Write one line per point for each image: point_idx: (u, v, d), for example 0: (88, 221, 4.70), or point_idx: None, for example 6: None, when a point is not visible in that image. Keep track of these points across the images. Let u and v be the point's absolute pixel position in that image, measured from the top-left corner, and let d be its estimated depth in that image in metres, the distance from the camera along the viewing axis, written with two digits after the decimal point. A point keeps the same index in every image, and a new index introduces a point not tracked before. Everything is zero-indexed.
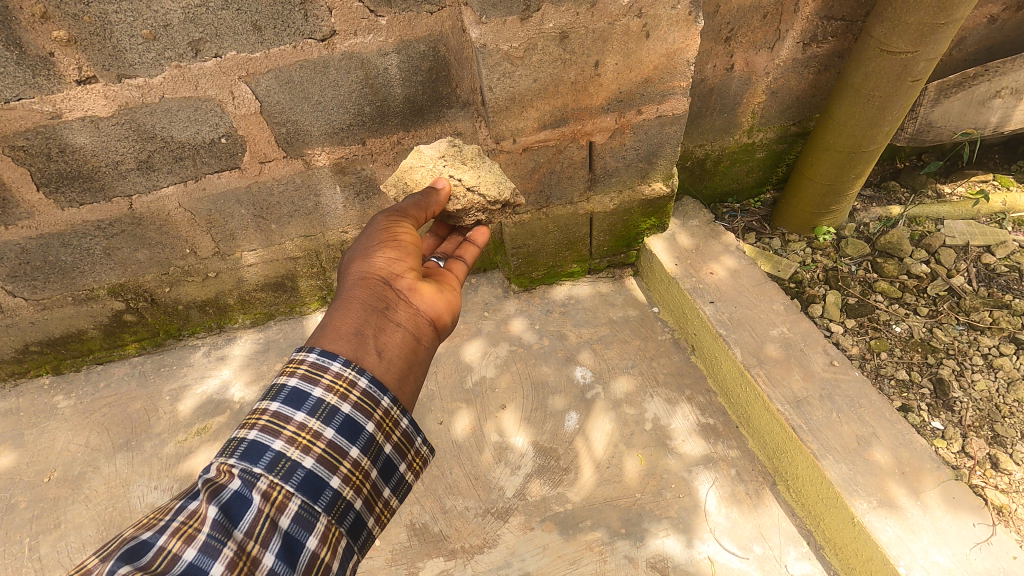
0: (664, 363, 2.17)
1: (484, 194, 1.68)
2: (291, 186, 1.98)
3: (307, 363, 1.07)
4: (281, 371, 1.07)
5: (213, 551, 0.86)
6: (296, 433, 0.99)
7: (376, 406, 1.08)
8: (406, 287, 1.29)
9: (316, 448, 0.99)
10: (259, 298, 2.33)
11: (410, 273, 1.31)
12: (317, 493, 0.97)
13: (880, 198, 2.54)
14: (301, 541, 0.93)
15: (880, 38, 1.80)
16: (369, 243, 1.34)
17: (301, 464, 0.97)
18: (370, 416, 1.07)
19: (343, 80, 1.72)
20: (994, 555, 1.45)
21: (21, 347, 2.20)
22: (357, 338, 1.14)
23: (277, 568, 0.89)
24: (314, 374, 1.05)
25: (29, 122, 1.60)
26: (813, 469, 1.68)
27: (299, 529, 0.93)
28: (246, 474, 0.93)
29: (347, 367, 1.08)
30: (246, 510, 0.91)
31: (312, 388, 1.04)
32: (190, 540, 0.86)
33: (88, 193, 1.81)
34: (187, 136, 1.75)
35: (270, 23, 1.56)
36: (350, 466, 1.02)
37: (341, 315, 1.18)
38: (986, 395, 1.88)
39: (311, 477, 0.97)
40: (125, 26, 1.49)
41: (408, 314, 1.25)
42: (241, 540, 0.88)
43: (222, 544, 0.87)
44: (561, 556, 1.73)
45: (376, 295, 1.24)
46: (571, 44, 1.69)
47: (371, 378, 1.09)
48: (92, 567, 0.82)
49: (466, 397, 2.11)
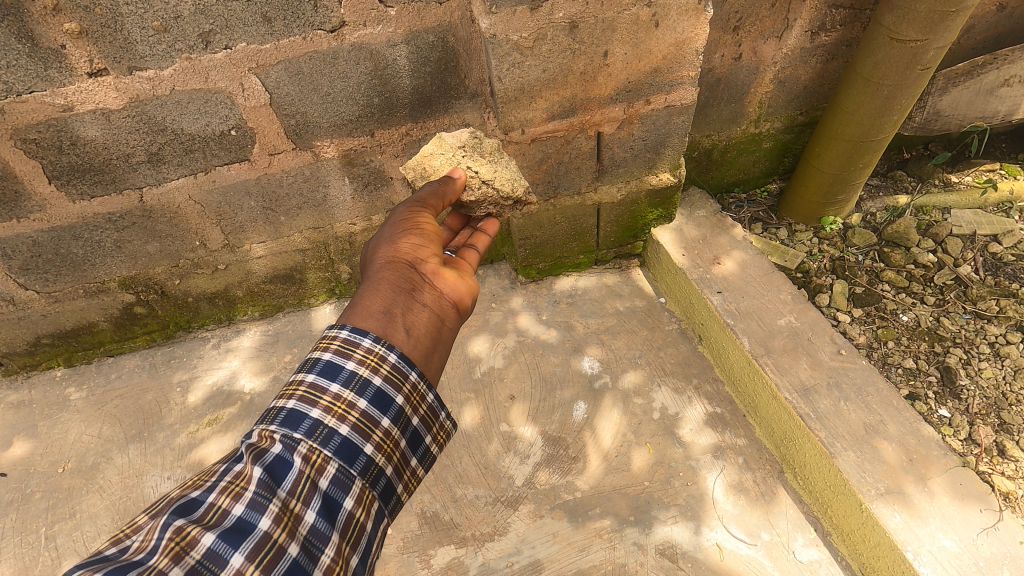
0: (671, 353, 2.18)
1: (498, 188, 1.69)
2: (300, 178, 1.99)
3: (339, 340, 1.09)
4: (314, 347, 1.09)
5: (259, 507, 0.87)
6: (332, 403, 1.01)
7: (405, 379, 1.10)
8: (430, 271, 1.32)
9: (350, 417, 1.01)
10: (267, 290, 2.34)
11: (433, 258, 1.34)
12: (352, 458, 0.98)
13: (887, 187, 2.53)
14: (339, 501, 0.95)
15: (890, 26, 1.79)
16: (393, 231, 1.38)
17: (338, 431, 0.98)
18: (400, 389, 1.08)
19: (352, 71, 1.73)
20: (1001, 540, 1.48)
21: (33, 339, 2.21)
22: (385, 316, 1.16)
23: (319, 525, 0.91)
24: (346, 350, 1.07)
25: (41, 114, 1.61)
26: (822, 458, 1.69)
27: (337, 491, 0.95)
28: (287, 439, 0.95)
29: (377, 343, 1.10)
30: (289, 471, 0.92)
31: (345, 361, 1.06)
32: (238, 497, 0.87)
33: (99, 185, 1.82)
34: (197, 128, 1.75)
35: (280, 14, 1.56)
36: (381, 435, 1.03)
37: (369, 295, 1.20)
38: (993, 383, 1.89)
39: (347, 443, 0.98)
40: (136, 18, 1.49)
41: (433, 297, 1.27)
42: (284, 498, 0.89)
43: (268, 501, 0.88)
44: (570, 543, 1.75)
45: (403, 277, 1.26)
46: (580, 34, 1.69)
47: (400, 353, 1.11)
48: (142, 525, 0.85)
49: (474, 387, 2.13)
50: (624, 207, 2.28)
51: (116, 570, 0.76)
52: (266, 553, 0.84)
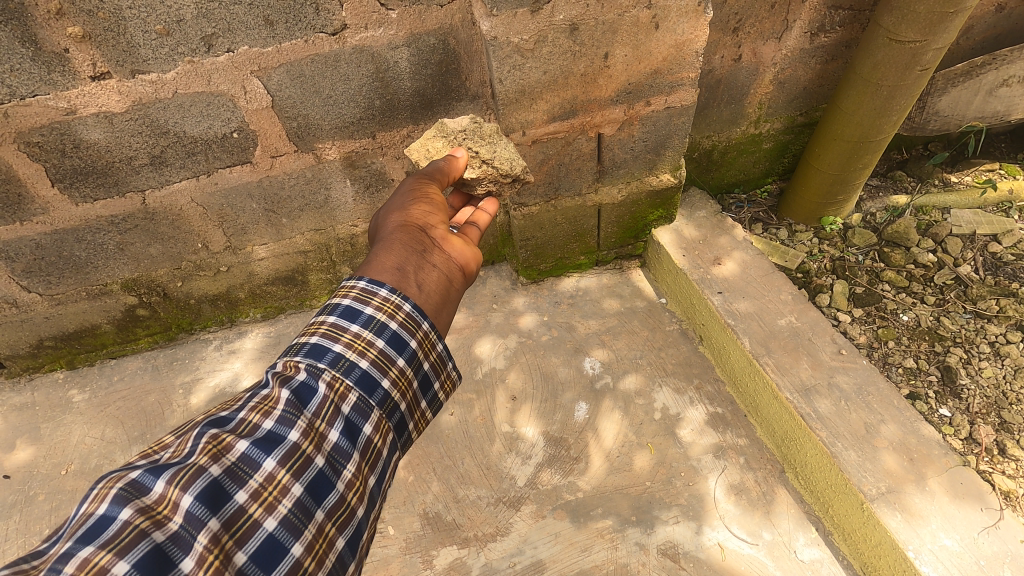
0: (672, 353, 2.19)
1: (497, 166, 1.70)
2: (302, 180, 1.99)
3: (357, 289, 1.10)
4: (335, 292, 1.11)
5: (288, 423, 0.91)
6: (352, 340, 1.03)
7: (418, 328, 1.11)
8: (439, 236, 1.33)
9: (369, 354, 1.03)
10: (269, 292, 2.34)
11: (441, 225, 1.36)
12: (372, 390, 1.01)
13: (886, 188, 2.53)
14: (359, 426, 0.98)
15: (889, 27, 1.80)
16: (403, 200, 1.39)
17: (358, 364, 1.01)
18: (414, 334, 1.10)
19: (353, 74, 1.74)
20: (1002, 539, 1.48)
21: (36, 342, 2.22)
22: (399, 272, 1.17)
23: (341, 444, 0.94)
24: (364, 297, 1.09)
25: (45, 118, 1.62)
26: (823, 457, 1.70)
27: (358, 417, 0.98)
28: (312, 368, 0.98)
29: (393, 294, 1.11)
30: (313, 395, 0.95)
31: (364, 306, 1.08)
32: (267, 414, 0.92)
33: (102, 188, 1.83)
34: (200, 131, 1.76)
35: (282, 18, 1.57)
36: (397, 373, 1.06)
37: (383, 253, 1.21)
38: (994, 382, 1.89)
39: (367, 375, 1.01)
40: (140, 22, 1.50)
41: (443, 259, 1.29)
42: (310, 419, 0.93)
43: (296, 418, 0.92)
44: (572, 543, 1.75)
45: (415, 239, 1.27)
46: (581, 36, 1.69)
47: (415, 304, 1.13)
48: (169, 442, 0.89)
49: (476, 388, 2.13)
50: (625, 208, 2.28)
51: (157, 468, 0.81)
52: (293, 462, 0.88)
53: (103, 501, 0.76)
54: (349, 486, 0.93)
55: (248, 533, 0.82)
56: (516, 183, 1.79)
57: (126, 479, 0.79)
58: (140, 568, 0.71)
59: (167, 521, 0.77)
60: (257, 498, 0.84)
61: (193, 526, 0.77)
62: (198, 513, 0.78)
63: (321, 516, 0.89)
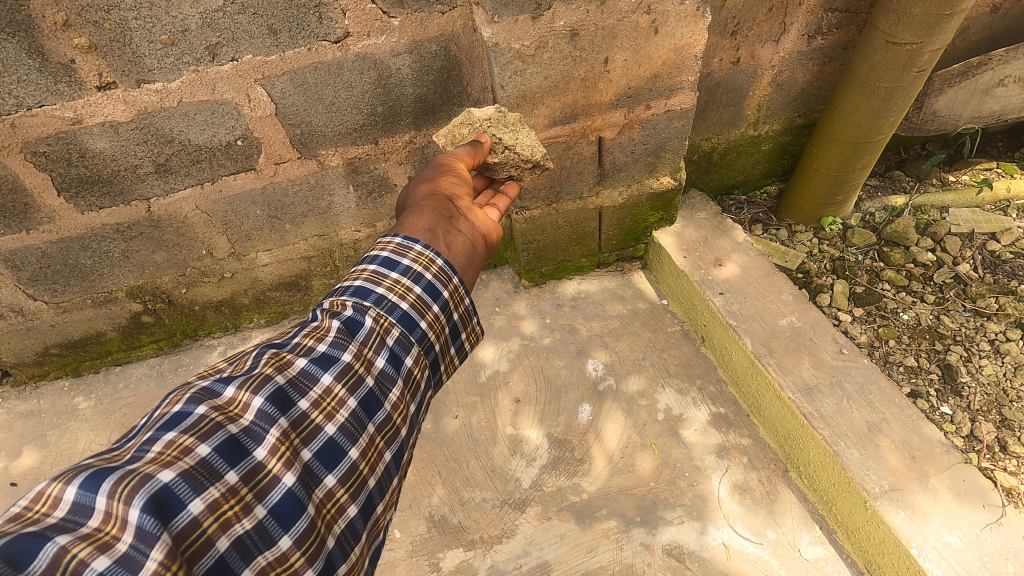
0: (675, 354, 2.20)
1: (519, 152, 1.71)
2: (306, 186, 2.01)
3: (393, 245, 1.22)
4: (373, 248, 1.22)
5: (340, 347, 1.02)
6: (393, 285, 1.14)
7: (449, 281, 1.23)
8: (464, 207, 1.43)
9: (409, 297, 1.14)
10: (273, 298, 2.36)
11: (466, 198, 1.46)
12: (411, 328, 1.13)
13: (885, 187, 2.55)
14: (402, 357, 1.09)
15: (885, 29, 1.82)
16: (431, 174, 1.50)
17: (399, 305, 1.12)
18: (446, 285, 1.22)
19: (356, 80, 1.75)
20: (1004, 536, 1.49)
21: (41, 350, 2.23)
22: (430, 233, 1.27)
23: (387, 370, 1.05)
24: (401, 250, 1.20)
25: (51, 128, 1.63)
26: (826, 456, 1.71)
27: (400, 350, 1.09)
28: (358, 305, 1.10)
29: (426, 250, 1.22)
30: (361, 328, 1.06)
31: (401, 258, 1.19)
32: (321, 340, 1.03)
33: (108, 197, 1.84)
34: (204, 139, 1.78)
35: (285, 26, 1.58)
36: (432, 318, 1.17)
37: (414, 217, 1.31)
38: (994, 379, 1.91)
39: (407, 315, 1.12)
40: (145, 32, 1.51)
41: (467, 226, 1.38)
42: (359, 346, 1.04)
43: (346, 344, 1.03)
44: (578, 544, 1.77)
45: (443, 206, 1.37)
46: (581, 41, 1.71)
47: (446, 260, 1.24)
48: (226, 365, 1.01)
49: (480, 390, 2.15)
50: (626, 211, 2.30)
51: (226, 379, 0.95)
52: (349, 378, 1.00)
53: (181, 401, 0.89)
54: (395, 407, 1.04)
55: (311, 434, 0.93)
56: (536, 169, 1.81)
57: (198, 387, 0.93)
58: (218, 451, 0.84)
59: (239, 418, 0.89)
60: (318, 406, 0.95)
61: (263, 422, 0.89)
62: (268, 410, 0.90)
63: (373, 429, 1.00)
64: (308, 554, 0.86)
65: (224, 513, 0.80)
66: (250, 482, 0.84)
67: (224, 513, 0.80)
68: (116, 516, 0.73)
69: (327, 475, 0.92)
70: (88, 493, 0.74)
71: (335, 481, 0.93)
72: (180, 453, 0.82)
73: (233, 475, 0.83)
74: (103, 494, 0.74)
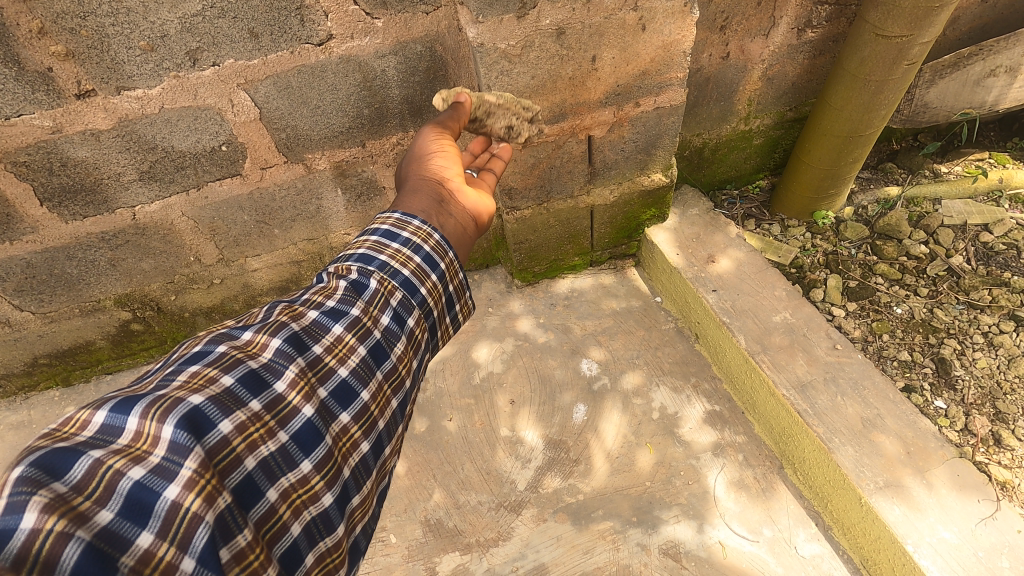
0: (669, 352, 2.19)
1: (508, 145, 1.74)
2: (293, 191, 1.99)
3: (393, 220, 1.20)
4: (374, 221, 1.21)
5: (349, 302, 1.02)
6: (395, 252, 1.13)
7: (446, 254, 1.20)
8: (458, 186, 1.42)
9: (410, 264, 1.13)
10: (264, 302, 2.33)
11: (459, 176, 1.44)
12: (414, 291, 1.11)
13: (878, 180, 2.54)
14: (405, 317, 1.08)
15: (875, 22, 1.80)
16: (425, 145, 1.46)
17: (402, 270, 1.11)
18: (444, 257, 1.20)
19: (341, 83, 1.73)
20: (999, 530, 1.50)
21: (30, 360, 2.21)
22: (425, 214, 1.27)
23: (393, 327, 1.04)
24: (401, 223, 1.19)
25: (30, 137, 1.60)
26: (821, 453, 1.71)
27: (403, 311, 1.08)
28: (364, 268, 1.08)
29: (424, 225, 1.20)
30: (367, 288, 1.05)
31: (401, 230, 1.17)
32: (329, 296, 1.03)
33: (91, 205, 1.82)
34: (188, 145, 1.75)
35: (266, 30, 1.56)
36: (432, 285, 1.16)
37: (409, 198, 1.31)
38: (988, 372, 1.91)
39: (410, 280, 1.11)
40: (123, 38, 1.49)
41: (461, 206, 1.38)
42: (365, 304, 1.03)
43: (354, 300, 1.02)
44: (574, 545, 1.76)
45: (437, 187, 1.36)
46: (568, 40, 1.69)
47: (442, 235, 1.22)
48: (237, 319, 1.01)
49: (474, 392, 2.13)
50: (618, 209, 2.28)
51: (242, 326, 0.96)
52: (358, 329, 0.99)
53: (201, 342, 0.91)
54: (401, 359, 1.04)
55: (326, 375, 0.93)
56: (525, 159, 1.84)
57: (216, 332, 0.94)
58: (240, 383, 0.85)
59: (258, 356, 0.90)
60: (331, 351, 0.95)
61: (282, 360, 0.90)
62: (285, 351, 0.91)
63: (382, 376, 0.99)
64: (327, 480, 0.88)
65: (251, 434, 0.82)
66: (273, 410, 0.86)
67: (251, 435, 0.82)
68: (147, 433, 0.74)
69: (342, 413, 0.92)
70: (117, 415, 0.75)
71: (350, 418, 0.93)
72: (206, 383, 0.83)
73: (256, 403, 0.85)
74: (134, 415, 0.75)
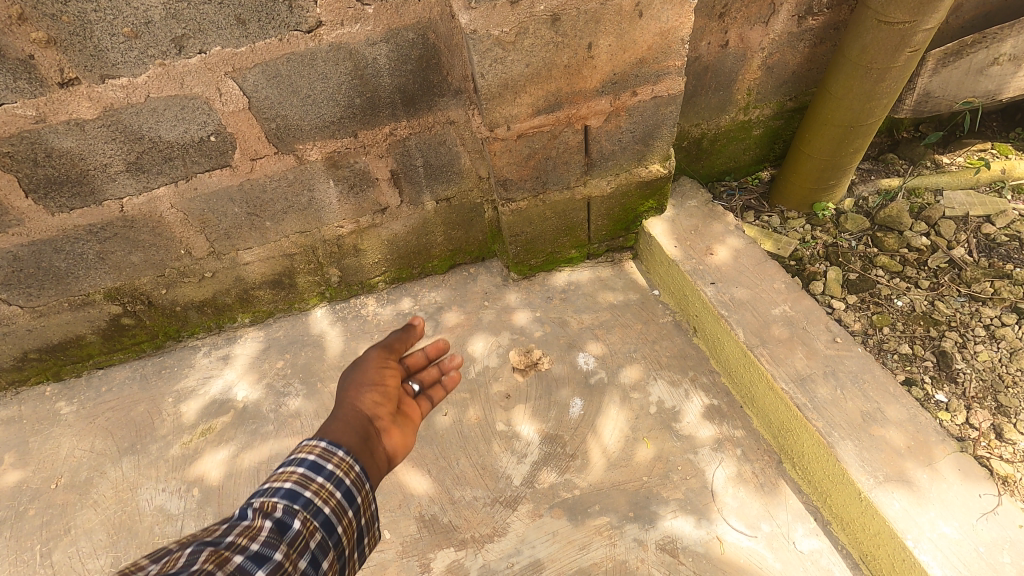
0: (666, 346, 2.16)
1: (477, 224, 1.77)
2: (284, 182, 1.95)
3: (319, 449, 1.17)
4: (298, 449, 1.17)
5: (271, 547, 0.96)
6: (318, 490, 1.09)
7: (362, 487, 1.17)
8: (383, 427, 1.29)
9: (330, 502, 1.10)
10: (257, 296, 2.30)
11: (387, 415, 1.32)
12: (332, 529, 1.08)
13: (879, 171, 2.50)
14: (322, 560, 1.03)
15: (877, 8, 1.76)
16: (360, 375, 1.37)
17: (323, 509, 1.07)
18: (361, 488, 1.17)
19: (331, 72, 1.70)
20: (1000, 525, 1.48)
21: (19, 355, 2.17)
22: (354, 441, 1.21)
23: None
24: (328, 453, 1.16)
25: (13, 127, 1.57)
26: (820, 447, 1.68)
27: (321, 553, 1.04)
28: (287, 511, 1.03)
29: (349, 454, 1.18)
30: (290, 532, 1.01)
31: (327, 461, 1.15)
32: (252, 539, 0.96)
33: (78, 197, 1.79)
34: (176, 135, 1.72)
35: (254, 16, 1.52)
36: (348, 521, 1.12)
37: (337, 429, 1.23)
38: (989, 365, 1.88)
39: (329, 520, 1.08)
40: (106, 25, 1.45)
41: (383, 458, 1.25)
42: (286, 549, 0.98)
43: (276, 546, 0.97)
44: (571, 541, 1.74)
45: (362, 419, 1.26)
46: (563, 26, 1.65)
47: (365, 465, 1.20)
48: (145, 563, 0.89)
49: (469, 386, 2.11)
50: (615, 200, 2.25)
51: None
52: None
53: None
54: None
55: None
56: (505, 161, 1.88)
57: None
58: None
59: None
60: None
61: None
62: None
63: None
64: None
65: None
66: None
67: None
68: None
69: None
70: None
71: None
72: None
73: None
74: None
